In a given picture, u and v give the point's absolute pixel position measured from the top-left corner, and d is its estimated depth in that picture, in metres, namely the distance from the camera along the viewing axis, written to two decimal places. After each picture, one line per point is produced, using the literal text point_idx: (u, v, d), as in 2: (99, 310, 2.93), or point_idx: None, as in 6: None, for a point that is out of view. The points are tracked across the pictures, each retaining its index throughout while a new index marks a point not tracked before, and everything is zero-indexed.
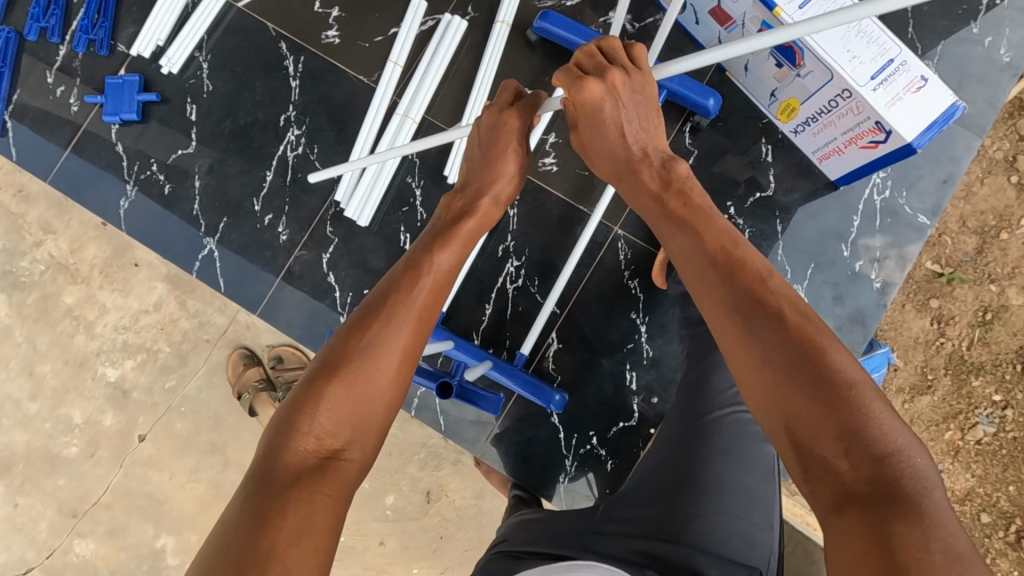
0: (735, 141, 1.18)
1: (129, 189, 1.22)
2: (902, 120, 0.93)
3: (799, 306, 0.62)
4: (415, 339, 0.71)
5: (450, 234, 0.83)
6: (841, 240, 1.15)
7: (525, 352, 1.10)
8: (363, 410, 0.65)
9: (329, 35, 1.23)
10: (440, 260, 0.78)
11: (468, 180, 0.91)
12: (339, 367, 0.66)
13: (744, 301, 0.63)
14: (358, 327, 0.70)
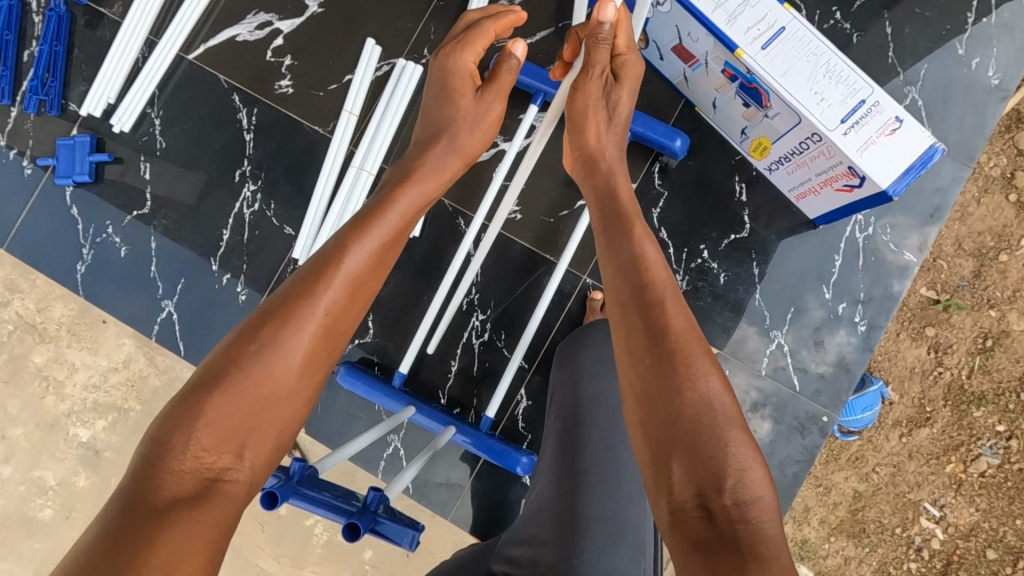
0: (708, 180, 1.12)
1: (85, 252, 1.19)
2: (876, 165, 0.87)
3: (689, 339, 0.63)
4: (317, 350, 0.66)
5: (367, 224, 0.74)
6: (821, 282, 1.09)
7: (490, 415, 1.05)
8: (258, 426, 0.61)
9: (282, 85, 1.19)
10: (358, 254, 0.71)
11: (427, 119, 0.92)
12: (231, 376, 0.61)
13: (653, 326, 0.64)
14: (262, 328, 0.64)
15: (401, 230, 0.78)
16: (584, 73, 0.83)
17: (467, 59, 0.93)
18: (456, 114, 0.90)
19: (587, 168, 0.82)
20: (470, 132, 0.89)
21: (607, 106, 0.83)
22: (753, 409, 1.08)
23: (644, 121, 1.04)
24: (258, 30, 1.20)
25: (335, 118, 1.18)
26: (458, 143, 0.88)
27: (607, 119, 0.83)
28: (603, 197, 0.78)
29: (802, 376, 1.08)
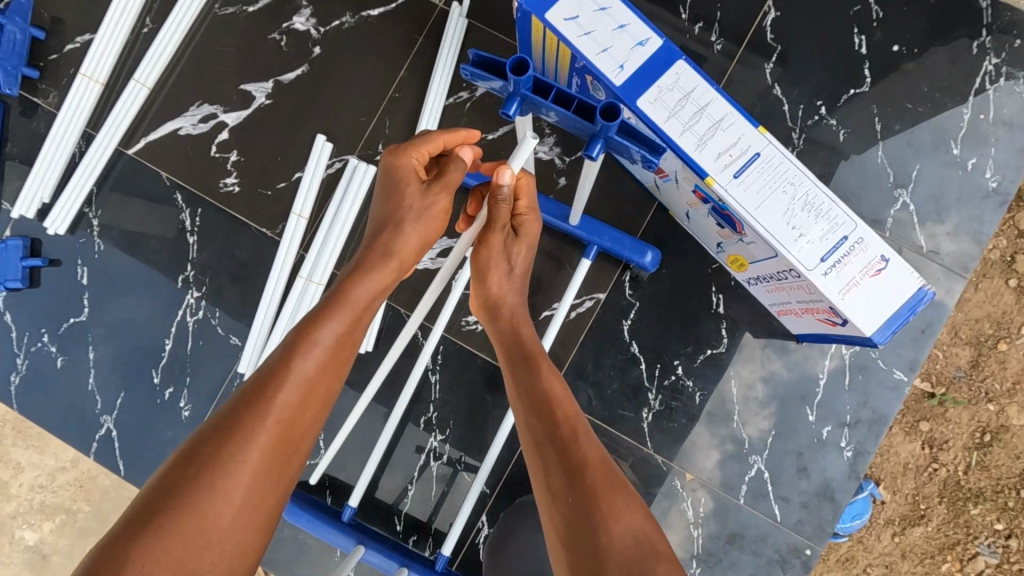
0: (682, 290, 1.04)
1: (19, 362, 1.12)
2: (859, 309, 0.79)
3: (608, 469, 0.61)
4: (268, 473, 0.58)
5: (320, 320, 0.67)
6: (804, 403, 1.01)
7: (446, 553, 0.98)
8: (186, 573, 0.51)
9: (227, 183, 1.11)
10: (308, 357, 0.63)
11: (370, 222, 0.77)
12: (165, 515, 0.53)
13: (569, 462, 0.61)
14: (198, 455, 0.56)
15: (360, 323, 0.70)
16: (488, 230, 0.75)
17: (409, 163, 0.77)
18: (405, 205, 0.76)
19: (490, 313, 0.78)
20: (420, 230, 0.76)
21: (509, 263, 0.77)
22: (731, 540, 1.00)
23: (610, 236, 0.97)
24: (202, 123, 1.12)
25: (284, 219, 1.10)
26: (410, 235, 0.75)
27: (509, 275, 0.77)
28: (510, 342, 0.75)
29: (783, 505, 1.00)
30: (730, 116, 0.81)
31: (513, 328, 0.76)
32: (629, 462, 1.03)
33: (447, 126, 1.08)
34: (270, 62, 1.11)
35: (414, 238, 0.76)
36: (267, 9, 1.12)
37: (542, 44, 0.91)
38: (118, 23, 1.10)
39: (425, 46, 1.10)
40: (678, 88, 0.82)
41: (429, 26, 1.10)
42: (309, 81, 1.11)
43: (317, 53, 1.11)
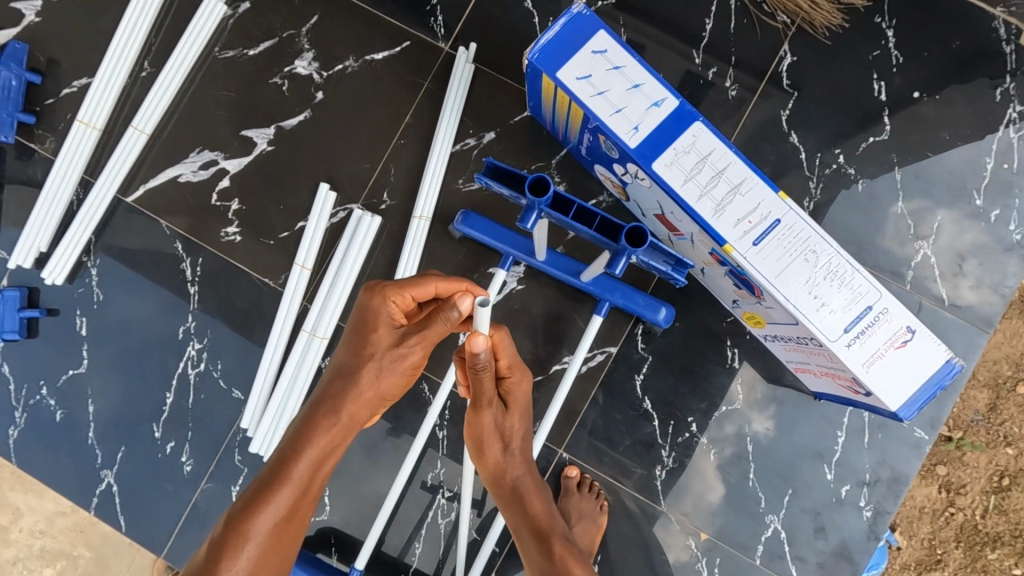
0: (696, 344, 1.01)
1: (18, 414, 1.09)
2: (884, 383, 0.76)
3: None
4: None
5: (270, 492, 0.71)
6: (821, 461, 0.98)
7: None
8: None
9: (228, 232, 1.08)
10: (239, 562, 0.68)
11: (340, 367, 0.80)
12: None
13: None
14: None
15: (306, 499, 0.73)
16: (477, 409, 0.78)
17: (382, 313, 0.79)
18: (365, 362, 0.78)
19: (495, 482, 0.84)
20: (380, 385, 0.78)
21: (503, 438, 0.81)
22: None
23: (623, 293, 0.94)
24: (202, 170, 1.09)
25: (287, 269, 1.07)
26: (360, 401, 0.77)
27: (505, 450, 0.82)
28: (520, 517, 0.81)
29: (800, 565, 0.98)
30: (748, 181, 0.78)
31: (516, 497, 0.82)
32: (643, 521, 1.00)
33: (453, 173, 1.06)
34: (271, 107, 1.09)
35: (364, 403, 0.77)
36: (268, 53, 1.09)
37: (553, 99, 0.88)
38: (116, 69, 1.07)
39: (431, 91, 1.07)
40: (695, 150, 0.79)
41: (434, 70, 1.07)
42: (312, 127, 1.08)
43: (320, 98, 1.08)
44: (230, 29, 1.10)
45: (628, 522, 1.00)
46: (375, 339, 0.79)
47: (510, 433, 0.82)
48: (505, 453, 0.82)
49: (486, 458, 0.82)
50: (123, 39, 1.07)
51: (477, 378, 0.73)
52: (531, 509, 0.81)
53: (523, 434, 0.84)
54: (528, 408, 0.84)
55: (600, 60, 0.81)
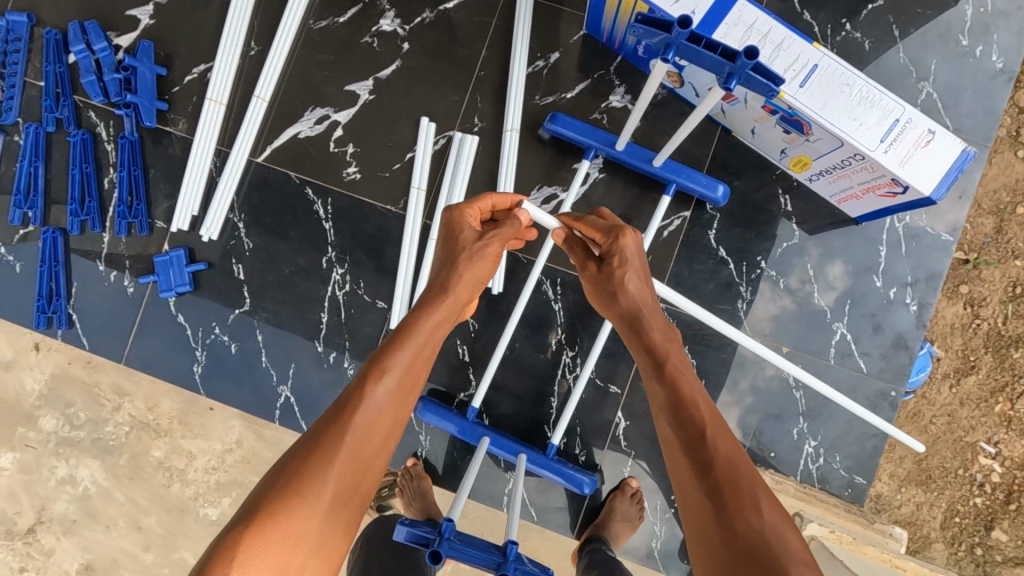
0: (753, 197, 1.23)
1: (199, 353, 1.30)
2: (916, 175, 0.98)
3: (734, 465, 0.77)
4: (354, 470, 0.77)
5: (397, 342, 0.86)
6: (871, 272, 1.21)
7: (555, 443, 1.17)
8: (296, 541, 0.70)
9: (349, 172, 1.28)
10: (376, 391, 0.81)
11: (443, 256, 0.96)
12: (269, 507, 0.71)
13: (701, 461, 0.78)
14: (302, 459, 0.75)
15: (422, 358, 0.87)
16: (582, 273, 1.01)
17: (473, 211, 0.98)
18: (458, 251, 0.94)
19: (623, 324, 0.96)
20: (478, 274, 0.93)
21: (612, 287, 0.96)
22: (828, 395, 1.20)
23: (687, 173, 1.16)
24: (318, 124, 1.29)
25: (403, 195, 1.28)
26: (463, 282, 0.92)
27: (615, 297, 0.95)
28: (643, 348, 0.91)
29: (867, 358, 1.20)
30: (788, 39, 1.00)
31: (633, 332, 0.93)
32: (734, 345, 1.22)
33: (530, 92, 1.27)
34: (366, 62, 1.29)
35: (462, 286, 0.92)
36: (355, 19, 1.29)
37: (618, 5, 1.09)
38: (232, 50, 1.26)
39: (500, 27, 1.27)
40: (742, 22, 1.00)
41: (499, 10, 1.28)
42: (405, 74, 1.28)
43: (406, 48, 1.28)
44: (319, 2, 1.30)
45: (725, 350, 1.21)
46: (469, 234, 0.96)
47: (618, 280, 0.95)
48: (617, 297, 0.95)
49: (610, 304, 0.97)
50: (233, 25, 1.26)
51: (580, 259, 1.02)
52: (647, 342, 0.91)
53: (636, 285, 0.94)
54: (633, 259, 0.95)
55: None
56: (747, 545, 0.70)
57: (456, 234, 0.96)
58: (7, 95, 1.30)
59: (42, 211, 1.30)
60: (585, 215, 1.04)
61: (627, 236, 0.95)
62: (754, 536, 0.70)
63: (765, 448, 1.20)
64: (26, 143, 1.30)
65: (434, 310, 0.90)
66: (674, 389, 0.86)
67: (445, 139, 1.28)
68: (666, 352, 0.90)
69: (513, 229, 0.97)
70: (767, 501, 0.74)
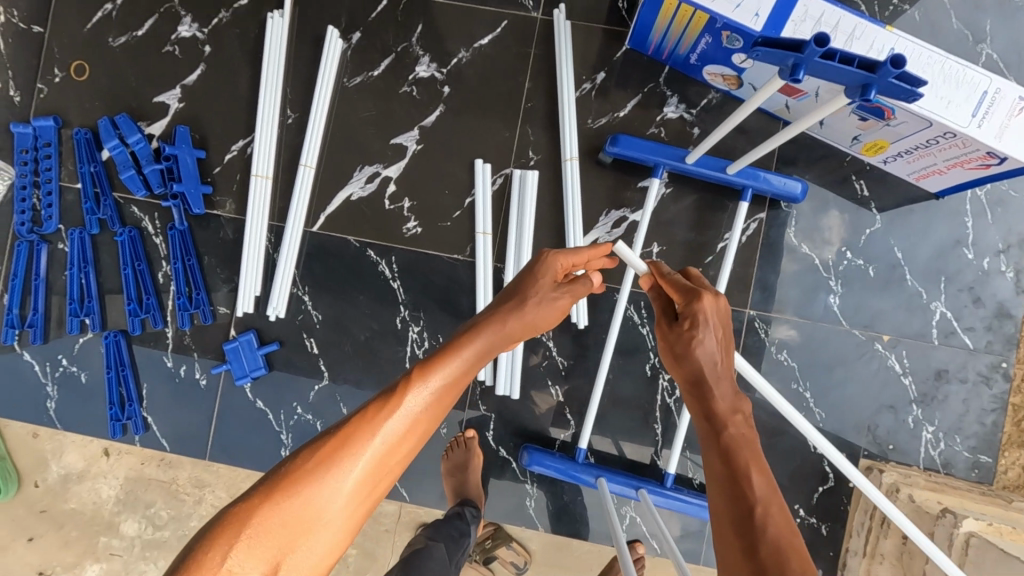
0: (827, 188, 1.20)
1: (285, 437, 1.26)
2: (1014, 145, 0.95)
3: (790, 560, 0.57)
4: (378, 475, 0.62)
5: (454, 346, 0.71)
6: (961, 246, 1.18)
7: (672, 472, 1.15)
8: (306, 529, 0.58)
9: (409, 227, 1.25)
10: (417, 398, 0.65)
11: (515, 281, 0.83)
12: (288, 486, 0.59)
13: (749, 552, 0.59)
14: (329, 443, 0.61)
15: (471, 365, 0.71)
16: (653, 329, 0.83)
17: (561, 257, 0.83)
18: (528, 287, 0.80)
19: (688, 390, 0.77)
20: (541, 315, 0.79)
21: (676, 347, 0.78)
22: (938, 377, 1.18)
23: (762, 177, 1.13)
24: (369, 183, 1.25)
25: (469, 242, 1.24)
26: (527, 320, 0.77)
27: (682, 357, 0.77)
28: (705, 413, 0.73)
29: (971, 333, 1.17)
30: (859, 26, 0.96)
31: (695, 397, 0.75)
32: (833, 341, 1.19)
33: (582, 116, 1.24)
34: (408, 112, 1.25)
35: (519, 322, 0.77)
36: (389, 70, 1.26)
37: (672, 16, 1.05)
38: (271, 120, 1.22)
39: (540, 56, 1.24)
40: (809, 17, 0.97)
41: (535, 38, 1.25)
42: (449, 118, 1.25)
43: (447, 91, 1.25)
44: (350, 59, 1.26)
45: (822, 346, 1.19)
46: (546, 275, 0.81)
47: (689, 339, 0.77)
48: (684, 361, 0.77)
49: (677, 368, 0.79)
50: (268, 96, 1.22)
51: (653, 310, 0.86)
52: (707, 408, 0.73)
53: (707, 349, 0.76)
54: (710, 325, 0.77)
55: None
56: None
57: (529, 272, 0.83)
58: (45, 203, 1.26)
59: (100, 315, 1.26)
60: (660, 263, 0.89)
61: (706, 302, 0.77)
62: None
63: (882, 441, 1.18)
64: (73, 249, 1.25)
65: (496, 329, 0.75)
66: (731, 455, 0.67)
67: (503, 177, 1.25)
68: (733, 424, 0.71)
69: (586, 288, 0.85)
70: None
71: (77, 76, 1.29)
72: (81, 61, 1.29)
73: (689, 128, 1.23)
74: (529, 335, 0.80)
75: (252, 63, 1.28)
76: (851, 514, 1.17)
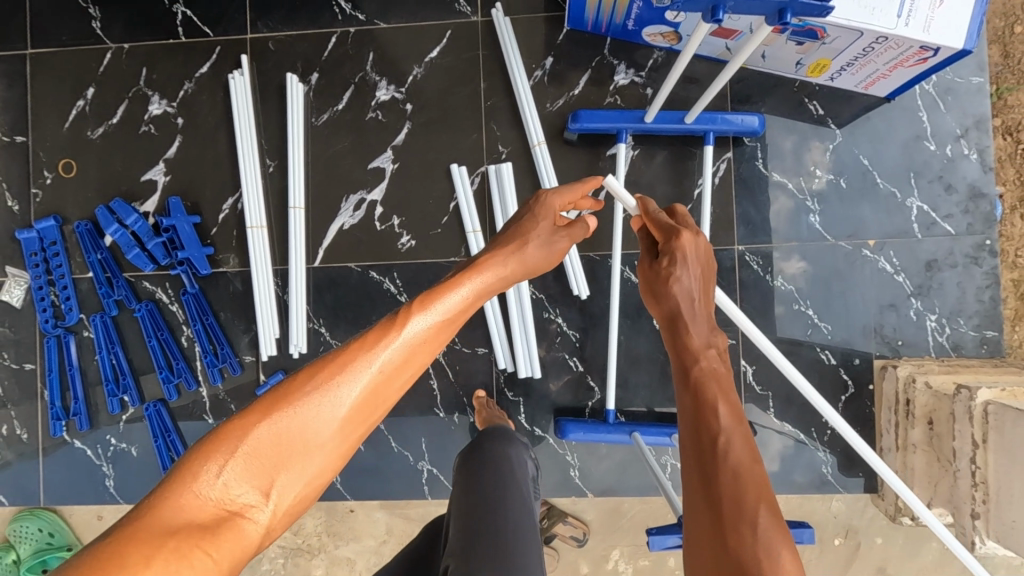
0: (784, 116, 1.26)
1: None
2: (943, 34, 1.00)
3: (749, 483, 0.63)
4: (375, 404, 0.61)
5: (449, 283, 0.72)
6: (922, 140, 1.23)
7: None
8: (299, 449, 0.57)
9: (404, 241, 1.31)
10: (415, 328, 0.64)
11: (513, 225, 0.89)
12: (288, 403, 0.57)
13: (712, 471, 0.65)
14: (331, 364, 0.60)
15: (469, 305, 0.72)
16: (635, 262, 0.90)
17: (555, 198, 0.92)
18: (528, 230, 0.86)
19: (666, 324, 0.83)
20: (541, 255, 0.85)
21: (659, 276, 0.84)
22: (929, 267, 1.22)
23: (720, 119, 1.19)
24: (357, 210, 1.32)
25: (462, 243, 1.30)
26: (526, 259, 0.82)
27: (663, 286, 0.83)
28: (679, 342, 0.79)
29: (951, 220, 1.22)
30: None
31: (671, 330, 0.81)
32: (822, 255, 1.25)
33: (540, 102, 1.30)
34: (378, 136, 1.32)
35: (518, 262, 0.81)
36: (352, 101, 1.33)
37: None
38: (254, 173, 1.29)
39: (489, 55, 1.31)
40: None
41: (481, 40, 1.31)
42: (417, 132, 1.32)
43: (410, 108, 1.32)
44: (314, 99, 1.33)
45: (814, 263, 1.25)
46: (544, 219, 0.88)
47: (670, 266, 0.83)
48: (661, 287, 0.83)
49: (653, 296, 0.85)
50: (246, 150, 1.29)
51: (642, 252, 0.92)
52: (683, 342, 0.79)
53: (684, 286, 0.82)
54: (688, 261, 0.83)
55: None
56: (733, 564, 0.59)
57: (531, 218, 0.89)
58: (63, 297, 1.33)
59: (136, 389, 1.33)
60: (649, 198, 0.96)
61: (685, 239, 0.83)
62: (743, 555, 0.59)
63: (891, 340, 1.23)
64: (98, 333, 1.32)
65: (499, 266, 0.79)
66: (707, 385, 0.73)
67: (480, 175, 1.31)
68: (706, 358, 0.76)
69: (582, 231, 0.92)
70: (769, 518, 0.61)
71: (67, 173, 1.37)
72: (67, 159, 1.37)
73: (642, 89, 1.29)
74: (522, 277, 0.83)
75: (224, 124, 1.35)
76: (877, 414, 1.23)
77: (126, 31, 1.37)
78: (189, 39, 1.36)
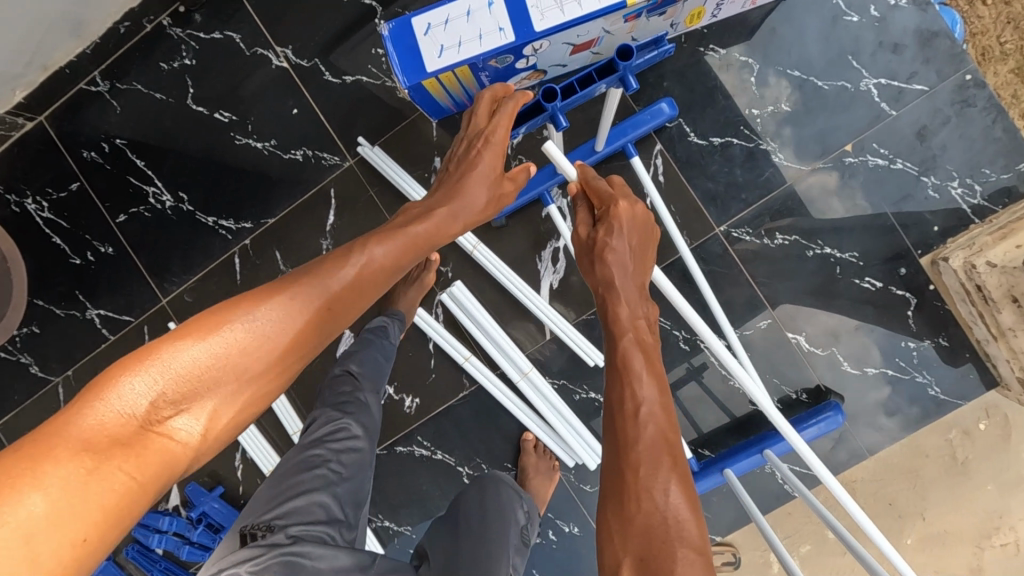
0: (690, 77, 1.13)
1: None
2: None
3: (662, 453, 0.61)
4: (309, 333, 0.63)
5: (394, 230, 0.75)
6: (840, 17, 1.09)
7: None
8: (236, 373, 0.58)
9: (409, 403, 1.25)
10: (357, 264, 0.69)
11: (458, 155, 0.89)
12: (236, 319, 0.59)
13: (628, 437, 0.62)
14: (283, 294, 0.62)
15: (415, 241, 0.76)
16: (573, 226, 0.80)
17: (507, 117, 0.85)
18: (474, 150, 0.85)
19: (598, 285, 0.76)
20: (481, 201, 0.84)
21: (603, 236, 0.75)
22: (922, 134, 1.08)
23: (628, 127, 1.07)
24: None
25: (462, 374, 1.24)
26: (464, 196, 0.82)
27: (602, 247, 0.74)
28: (606, 304, 0.74)
29: (918, 76, 1.08)
30: None
31: (604, 300, 0.74)
32: (805, 187, 1.12)
33: None
34: None
35: (458, 197, 0.82)
36: None
37: (442, 85, 1.02)
38: None
39: (381, 190, 1.24)
40: None
41: (365, 180, 1.24)
42: None
43: None
44: None
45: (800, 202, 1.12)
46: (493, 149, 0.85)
47: (612, 229, 0.74)
48: (599, 254, 0.74)
49: (592, 265, 0.76)
50: None
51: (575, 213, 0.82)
52: (614, 312, 0.72)
53: (620, 257, 0.74)
54: (626, 232, 0.74)
55: (433, 29, 0.92)
56: (640, 527, 0.57)
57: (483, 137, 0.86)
58: None
59: None
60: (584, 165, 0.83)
61: (623, 207, 0.75)
62: (651, 519, 0.57)
63: (924, 228, 1.10)
64: None
65: (451, 200, 0.81)
66: (628, 354, 0.68)
67: (440, 304, 1.24)
68: (640, 330, 0.71)
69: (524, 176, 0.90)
70: (678, 487, 0.59)
71: None
72: None
73: (539, 136, 1.19)
74: (470, 224, 0.84)
75: None
76: (956, 310, 1.09)
77: (61, 361, 1.34)
78: (116, 336, 1.33)
